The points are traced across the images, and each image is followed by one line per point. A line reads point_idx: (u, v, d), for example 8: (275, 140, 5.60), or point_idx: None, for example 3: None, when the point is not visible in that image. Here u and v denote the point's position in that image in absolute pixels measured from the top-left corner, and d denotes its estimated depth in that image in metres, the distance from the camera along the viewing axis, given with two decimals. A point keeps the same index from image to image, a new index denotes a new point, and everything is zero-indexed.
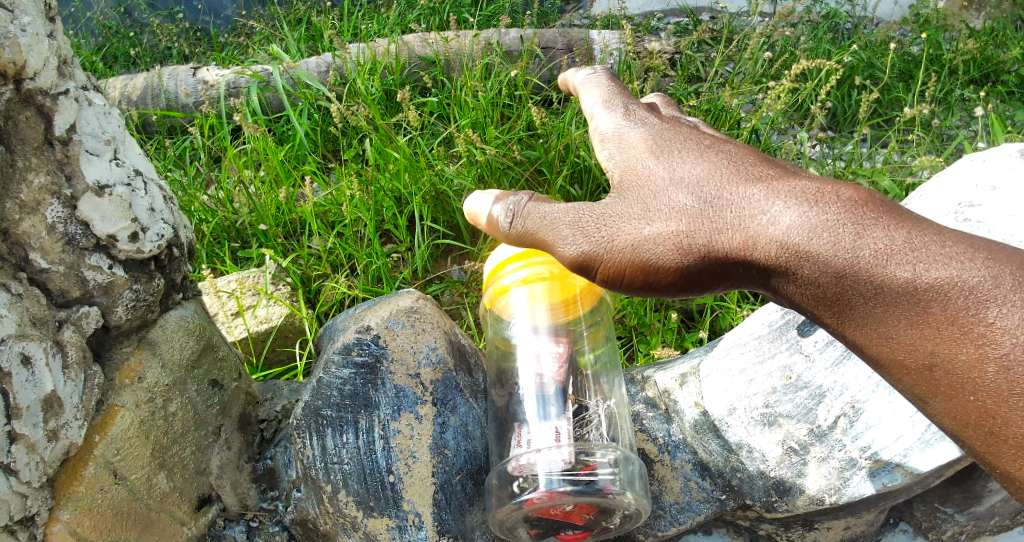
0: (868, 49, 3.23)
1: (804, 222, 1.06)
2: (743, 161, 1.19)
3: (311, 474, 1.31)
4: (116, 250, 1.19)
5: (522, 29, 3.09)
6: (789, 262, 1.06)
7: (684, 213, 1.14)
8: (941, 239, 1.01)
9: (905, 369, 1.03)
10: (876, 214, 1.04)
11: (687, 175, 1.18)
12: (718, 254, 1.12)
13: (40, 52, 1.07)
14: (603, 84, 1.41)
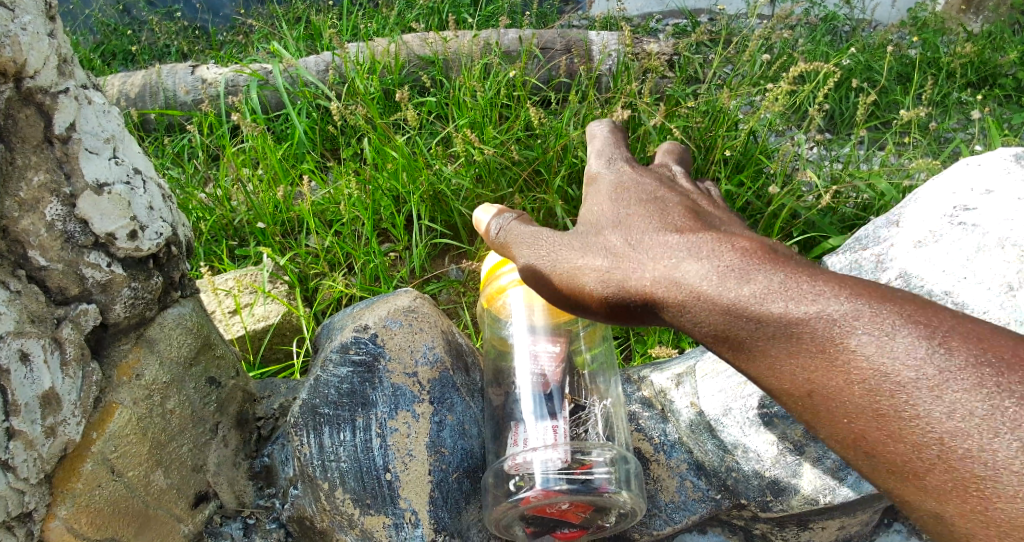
0: (866, 51, 3.24)
1: (699, 267, 1.07)
2: (671, 214, 1.21)
3: (308, 472, 1.31)
4: (115, 248, 1.19)
5: (521, 29, 3.10)
6: (689, 297, 1.06)
7: (608, 253, 1.17)
8: (816, 277, 1.00)
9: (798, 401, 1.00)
10: (762, 260, 1.04)
11: (629, 218, 1.21)
12: (632, 291, 1.13)
13: (40, 50, 1.07)
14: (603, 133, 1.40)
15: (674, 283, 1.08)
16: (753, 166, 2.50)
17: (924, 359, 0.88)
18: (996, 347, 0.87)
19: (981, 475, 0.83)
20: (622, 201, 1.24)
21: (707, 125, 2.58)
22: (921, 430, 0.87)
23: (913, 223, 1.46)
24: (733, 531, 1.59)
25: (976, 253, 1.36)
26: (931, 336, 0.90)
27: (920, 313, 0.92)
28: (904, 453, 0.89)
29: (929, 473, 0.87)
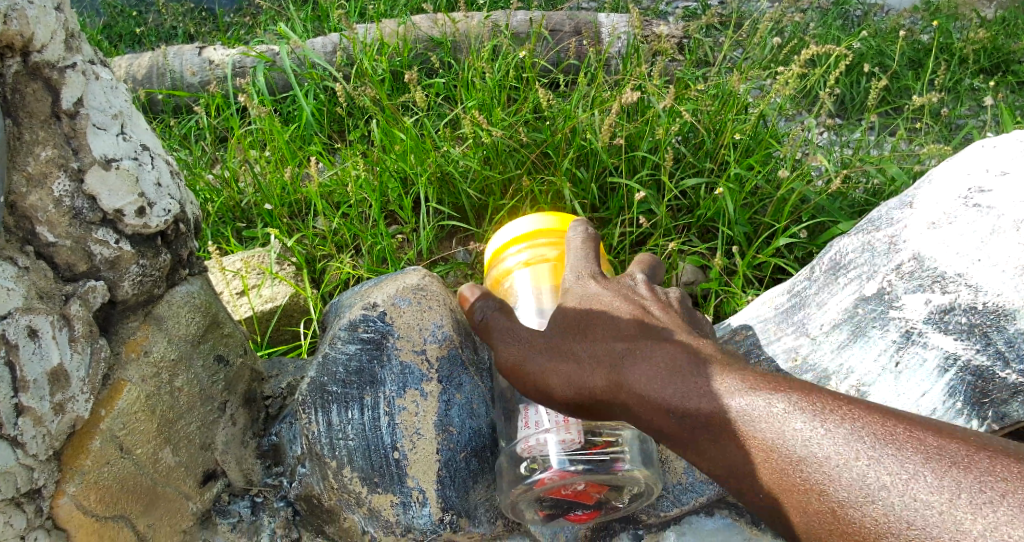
0: (878, 36, 3.20)
1: (635, 367, 1.19)
2: (619, 314, 1.29)
3: (317, 449, 1.34)
4: (123, 225, 1.18)
5: (529, 12, 3.07)
6: (639, 397, 1.17)
7: (563, 354, 1.26)
8: (728, 372, 1.15)
9: (730, 483, 1.12)
10: (687, 360, 1.17)
11: (587, 325, 1.28)
12: (585, 390, 1.22)
13: (47, 24, 1.07)
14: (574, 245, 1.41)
15: (615, 379, 1.19)
16: (762, 150, 2.48)
17: (818, 443, 1.02)
18: (876, 423, 1.01)
19: (881, 540, 0.94)
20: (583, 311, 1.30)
21: (717, 109, 2.55)
22: (824, 502, 0.99)
23: (926, 204, 1.43)
24: (739, 514, 1.53)
25: (991, 234, 1.33)
26: (833, 421, 1.03)
27: (820, 401, 1.06)
28: (806, 522, 1.02)
29: (836, 540, 0.99)
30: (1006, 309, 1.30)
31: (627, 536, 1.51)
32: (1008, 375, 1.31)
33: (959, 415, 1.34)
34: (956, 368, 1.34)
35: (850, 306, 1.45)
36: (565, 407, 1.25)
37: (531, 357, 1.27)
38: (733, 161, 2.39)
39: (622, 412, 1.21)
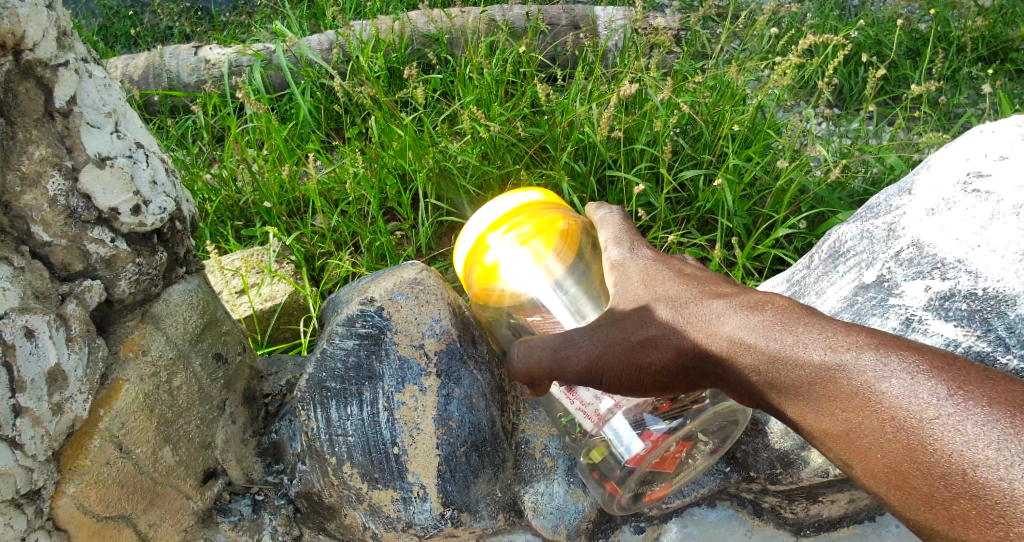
0: (876, 25, 3.18)
1: (744, 322, 1.17)
2: (713, 285, 1.30)
3: (317, 446, 1.34)
4: (118, 223, 1.18)
5: (525, 6, 3.05)
6: (731, 357, 1.16)
7: (659, 322, 1.25)
8: (848, 329, 1.09)
9: (835, 447, 1.07)
10: (801, 316, 1.14)
11: (676, 294, 1.28)
12: (679, 353, 1.22)
13: (38, 22, 1.06)
14: (614, 224, 1.47)
15: (720, 339, 1.18)
16: (761, 142, 2.48)
17: (947, 403, 0.96)
18: (1011, 389, 0.95)
19: (1014, 509, 0.88)
20: (651, 283, 1.32)
21: (715, 100, 2.54)
22: (952, 464, 0.94)
23: (925, 191, 1.45)
24: (743, 505, 1.58)
25: (989, 221, 1.34)
26: (965, 382, 0.97)
27: (950, 362, 1.00)
28: (929, 486, 0.96)
29: (965, 508, 0.92)
30: (1006, 295, 1.28)
31: (630, 529, 1.53)
32: (1010, 361, 1.27)
33: None
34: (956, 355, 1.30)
35: (850, 294, 1.45)
36: (652, 383, 1.25)
37: (605, 334, 1.27)
38: (732, 152, 2.39)
39: (722, 373, 1.19)
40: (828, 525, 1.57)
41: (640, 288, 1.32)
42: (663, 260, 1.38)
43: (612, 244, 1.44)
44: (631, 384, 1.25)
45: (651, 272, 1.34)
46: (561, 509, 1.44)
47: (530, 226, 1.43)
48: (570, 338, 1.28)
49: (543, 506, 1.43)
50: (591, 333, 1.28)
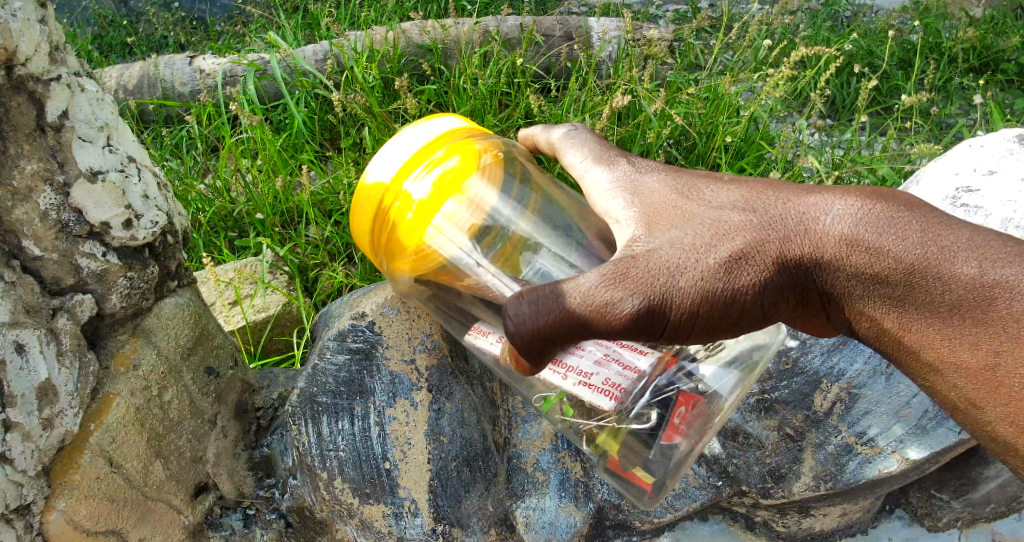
0: (868, 36, 3.19)
1: (873, 220, 1.12)
2: (768, 182, 1.19)
3: (307, 461, 1.32)
4: (109, 237, 1.18)
5: (520, 17, 3.06)
6: (858, 271, 1.12)
7: (749, 228, 1.11)
8: (995, 241, 1.11)
9: (956, 375, 1.14)
10: (935, 216, 1.13)
11: (748, 197, 1.15)
12: (793, 262, 1.11)
13: (31, 37, 1.06)
14: (586, 141, 1.34)
15: (853, 244, 1.11)
16: (754, 153, 2.49)
17: None
18: None
19: None
20: (688, 192, 1.17)
21: (708, 111, 2.55)
22: None
23: None
24: (735, 519, 1.58)
25: None
26: None
27: None
28: None
29: None
30: None
31: None
32: None
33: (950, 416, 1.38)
34: None
35: None
36: (734, 314, 1.10)
37: (677, 256, 1.07)
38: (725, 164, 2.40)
39: (842, 282, 1.13)
40: (819, 538, 1.57)
41: (670, 200, 1.17)
42: (666, 167, 1.25)
43: (591, 165, 1.30)
44: (710, 322, 1.09)
45: (672, 182, 1.20)
46: (552, 523, 1.45)
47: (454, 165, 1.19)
48: (624, 265, 1.05)
49: (534, 522, 1.44)
50: (651, 261, 1.06)
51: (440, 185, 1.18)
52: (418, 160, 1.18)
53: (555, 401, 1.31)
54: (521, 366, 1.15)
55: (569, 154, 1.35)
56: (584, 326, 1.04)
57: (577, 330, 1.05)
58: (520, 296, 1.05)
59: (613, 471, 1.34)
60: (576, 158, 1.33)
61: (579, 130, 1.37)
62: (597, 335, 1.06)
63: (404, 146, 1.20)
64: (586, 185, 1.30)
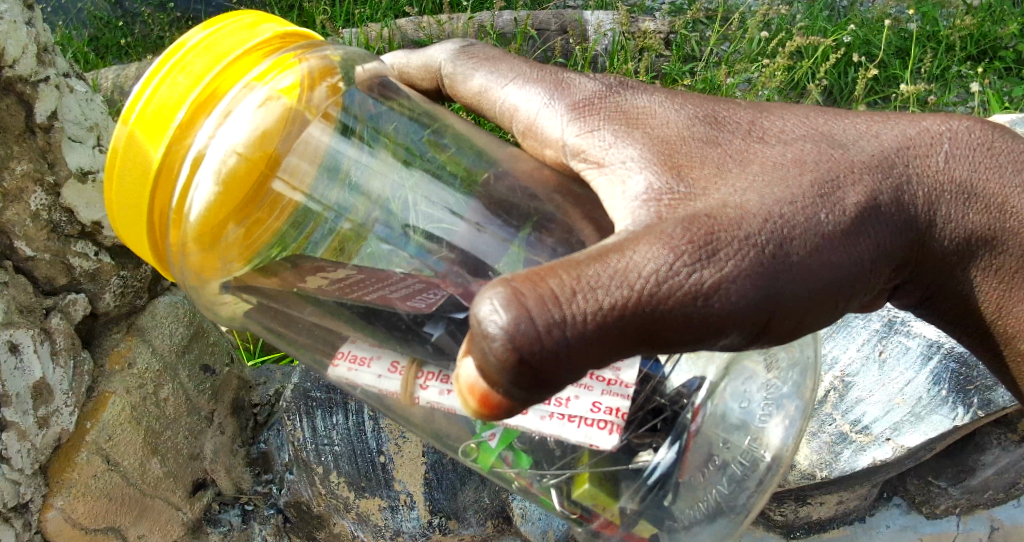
0: (865, 26, 3.11)
1: (987, 167, 0.95)
2: (825, 111, 0.91)
3: (302, 455, 1.35)
4: (101, 237, 1.21)
5: (514, 11, 3.01)
6: (977, 233, 0.95)
7: (852, 166, 0.83)
8: None
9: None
10: None
11: (821, 129, 0.87)
12: (907, 214, 0.86)
13: (18, 39, 1.06)
14: (515, 57, 1.03)
15: (969, 199, 0.93)
16: None
17: None
18: None
19: None
20: (718, 123, 0.87)
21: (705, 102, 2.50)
22: None
23: None
24: None
25: None
26: None
27: None
28: None
29: None
30: None
31: None
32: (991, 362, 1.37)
33: (945, 403, 1.37)
34: (939, 355, 1.40)
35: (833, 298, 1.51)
36: (848, 294, 0.79)
37: (770, 212, 0.74)
38: None
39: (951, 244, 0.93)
40: (817, 526, 1.57)
41: (694, 133, 0.85)
42: (657, 88, 0.93)
43: (512, 86, 0.99)
44: (821, 304, 0.76)
45: (683, 106, 0.88)
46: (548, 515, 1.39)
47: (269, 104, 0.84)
48: (706, 226, 0.71)
49: (531, 513, 1.39)
50: (743, 218, 0.73)
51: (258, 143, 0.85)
52: (210, 96, 0.82)
53: (497, 452, 0.96)
54: (488, 410, 0.69)
55: (474, 77, 1.03)
56: (659, 317, 0.68)
57: (644, 332, 0.68)
58: (514, 286, 0.63)
59: (603, 537, 1.02)
60: (489, 80, 1.01)
61: (473, 47, 1.07)
62: (676, 339, 0.70)
63: (181, 78, 0.82)
64: (518, 111, 0.97)
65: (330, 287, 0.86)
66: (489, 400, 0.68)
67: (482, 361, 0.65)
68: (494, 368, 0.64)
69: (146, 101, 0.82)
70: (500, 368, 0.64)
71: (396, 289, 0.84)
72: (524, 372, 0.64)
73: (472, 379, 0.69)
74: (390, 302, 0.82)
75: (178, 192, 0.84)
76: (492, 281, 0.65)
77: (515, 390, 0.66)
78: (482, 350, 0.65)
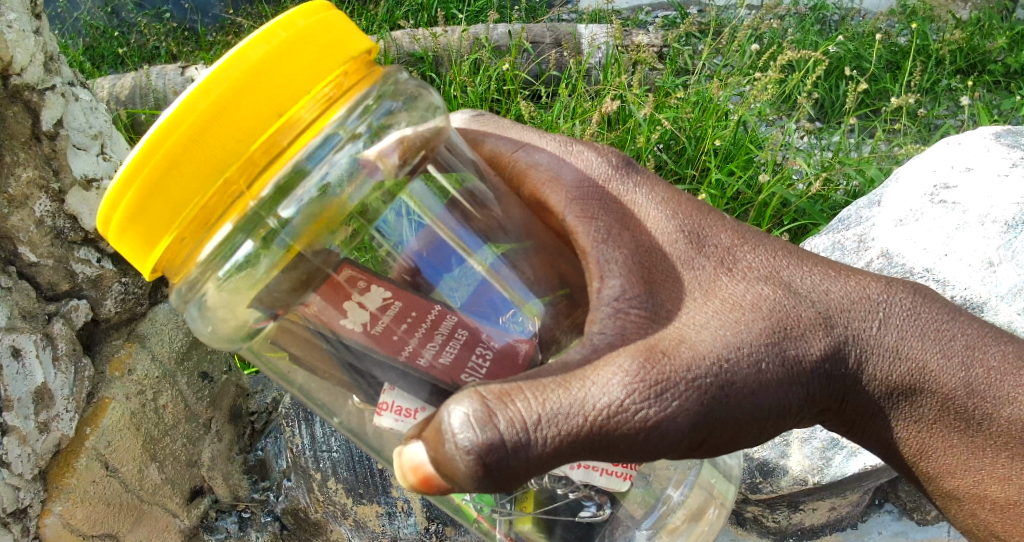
0: (855, 40, 3.16)
1: (911, 331, 0.95)
2: (775, 251, 0.93)
3: (301, 462, 1.37)
4: (104, 243, 1.23)
5: (509, 24, 3.04)
6: (901, 387, 0.95)
7: (772, 314, 0.85)
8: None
9: (975, 505, 1.04)
10: (979, 333, 0.99)
11: (785, 270, 0.91)
12: (838, 371, 0.90)
13: (26, 48, 1.09)
14: (524, 129, 1.03)
15: (894, 365, 0.94)
16: (743, 155, 2.44)
17: None
18: None
19: None
20: (698, 242, 0.91)
21: (697, 115, 2.52)
22: None
23: (894, 202, 1.60)
24: (726, 516, 1.60)
25: (957, 228, 1.51)
26: None
27: None
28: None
29: None
30: (975, 301, 1.42)
31: None
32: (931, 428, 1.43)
33: None
34: None
35: None
36: (751, 437, 0.85)
37: (715, 347, 0.80)
38: (714, 166, 2.39)
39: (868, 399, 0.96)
40: (808, 535, 1.60)
41: (674, 248, 0.90)
42: (659, 183, 0.97)
43: (521, 153, 0.99)
44: (738, 442, 0.83)
45: (674, 216, 0.92)
46: None
47: (317, 130, 0.70)
48: (654, 360, 0.77)
49: None
50: (694, 358, 0.78)
51: (302, 173, 0.71)
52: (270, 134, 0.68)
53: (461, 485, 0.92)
54: (429, 489, 0.77)
55: (485, 141, 1.02)
56: (607, 443, 0.76)
57: (594, 450, 0.76)
58: (489, 404, 0.72)
59: None
60: (502, 145, 1.01)
61: (487, 116, 1.07)
62: (614, 456, 0.78)
63: (224, 104, 0.66)
64: (527, 175, 0.96)
65: (372, 327, 0.76)
66: (428, 481, 0.76)
67: (438, 454, 0.73)
68: (458, 470, 0.72)
69: (170, 135, 0.66)
70: (469, 477, 0.72)
71: (444, 348, 0.77)
72: (491, 479, 0.73)
73: (421, 460, 0.75)
74: (445, 372, 0.78)
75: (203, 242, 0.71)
76: (467, 391, 0.73)
77: (470, 484, 0.73)
78: (449, 460, 0.72)
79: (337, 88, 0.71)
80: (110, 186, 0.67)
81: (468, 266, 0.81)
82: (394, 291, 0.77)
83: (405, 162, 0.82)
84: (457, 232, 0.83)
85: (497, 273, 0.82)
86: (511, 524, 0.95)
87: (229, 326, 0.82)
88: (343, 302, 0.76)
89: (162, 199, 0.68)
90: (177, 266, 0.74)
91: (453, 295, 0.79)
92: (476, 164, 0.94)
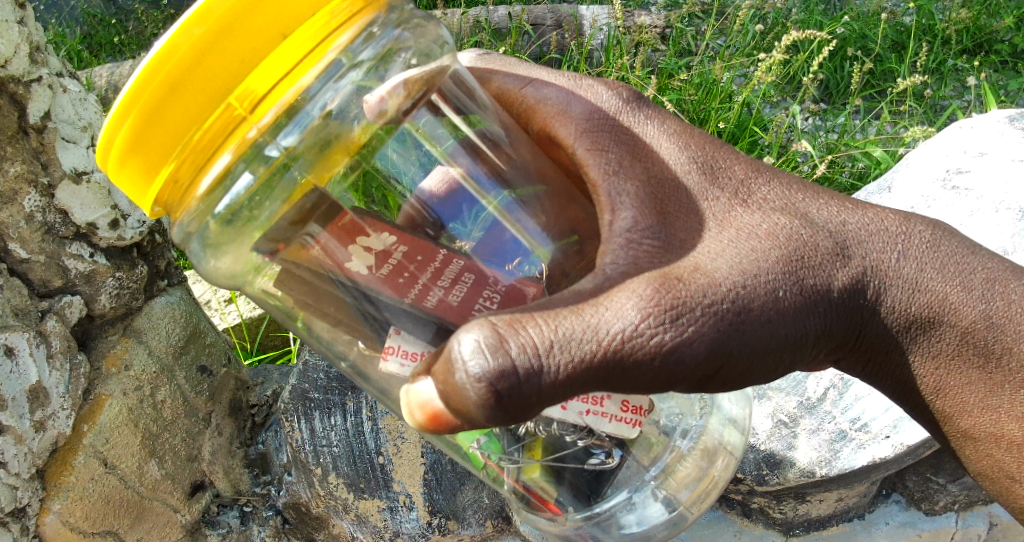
0: (862, 19, 3.09)
1: (926, 259, 0.97)
2: (790, 184, 0.96)
3: (301, 457, 1.35)
4: (96, 238, 1.20)
5: (510, 6, 2.98)
6: (917, 318, 0.98)
7: (790, 242, 0.87)
8: None
9: (991, 444, 1.04)
10: (999, 271, 1.01)
11: (796, 203, 0.93)
12: (850, 304, 0.92)
13: (9, 39, 1.06)
14: (532, 65, 1.07)
15: (911, 295, 0.96)
16: (747, 139, 2.40)
17: None
18: None
19: None
20: (712, 173, 0.94)
21: (700, 97, 2.48)
22: None
23: (904, 189, 1.58)
24: (731, 506, 1.58)
25: (971, 215, 1.48)
26: None
27: None
28: None
29: None
30: None
31: None
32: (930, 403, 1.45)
33: None
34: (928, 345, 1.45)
35: None
36: (766, 366, 0.86)
37: (734, 275, 0.81)
38: None
39: (881, 329, 0.98)
40: (817, 527, 1.58)
41: (688, 181, 0.92)
42: (671, 118, 1.00)
43: (530, 88, 1.02)
44: (751, 370, 0.85)
45: (685, 148, 0.95)
46: None
47: (320, 56, 0.72)
48: (670, 286, 0.78)
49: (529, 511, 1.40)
50: (710, 287, 0.79)
51: (305, 100, 0.74)
52: (274, 59, 0.70)
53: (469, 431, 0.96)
54: (438, 426, 0.79)
55: (493, 79, 1.06)
56: (621, 370, 0.76)
57: (608, 377, 0.77)
58: (500, 331, 0.72)
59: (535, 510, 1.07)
60: (508, 82, 1.04)
61: (492, 56, 1.10)
62: (630, 383, 0.79)
63: (227, 25, 0.68)
64: (536, 112, 1.00)
65: (380, 270, 0.81)
66: (438, 418, 0.78)
67: (448, 385, 0.73)
68: (469, 400, 0.72)
69: (170, 66, 0.68)
70: (480, 407, 0.72)
71: (454, 288, 0.81)
72: (502, 409, 0.73)
73: (429, 397, 0.77)
74: (452, 310, 0.81)
75: (207, 171, 0.74)
76: (477, 320, 0.74)
77: (481, 416, 0.73)
78: (459, 391, 0.72)
79: (341, 14, 0.73)
80: (106, 118, 0.70)
81: (480, 208, 0.89)
82: (398, 236, 0.82)
83: (411, 96, 0.88)
84: (474, 175, 0.92)
85: (510, 216, 0.90)
86: (520, 472, 0.98)
87: (234, 263, 0.88)
88: (349, 244, 0.80)
89: (166, 121, 0.70)
90: (179, 196, 0.76)
91: (466, 236, 0.86)
92: (488, 104, 0.99)
